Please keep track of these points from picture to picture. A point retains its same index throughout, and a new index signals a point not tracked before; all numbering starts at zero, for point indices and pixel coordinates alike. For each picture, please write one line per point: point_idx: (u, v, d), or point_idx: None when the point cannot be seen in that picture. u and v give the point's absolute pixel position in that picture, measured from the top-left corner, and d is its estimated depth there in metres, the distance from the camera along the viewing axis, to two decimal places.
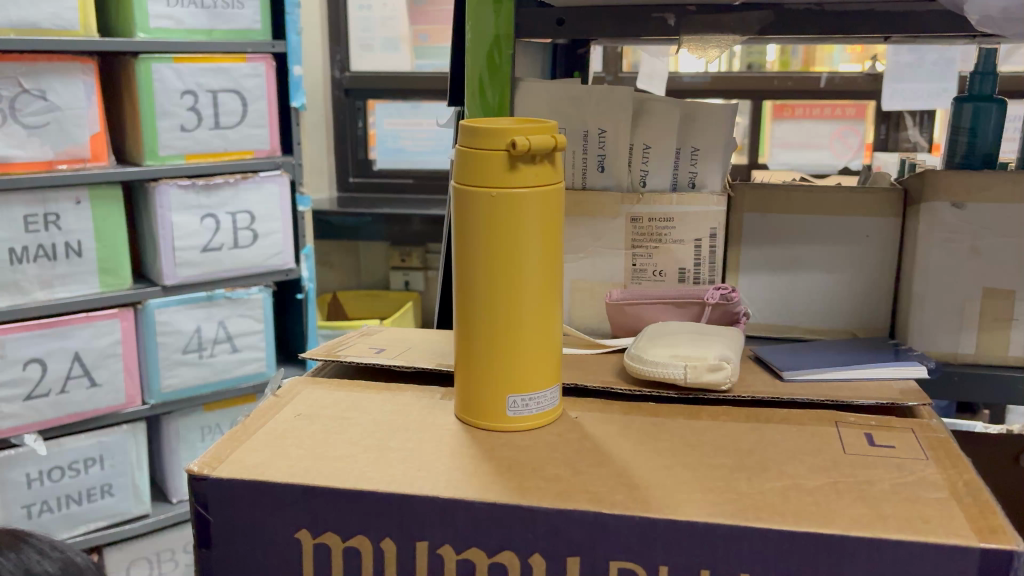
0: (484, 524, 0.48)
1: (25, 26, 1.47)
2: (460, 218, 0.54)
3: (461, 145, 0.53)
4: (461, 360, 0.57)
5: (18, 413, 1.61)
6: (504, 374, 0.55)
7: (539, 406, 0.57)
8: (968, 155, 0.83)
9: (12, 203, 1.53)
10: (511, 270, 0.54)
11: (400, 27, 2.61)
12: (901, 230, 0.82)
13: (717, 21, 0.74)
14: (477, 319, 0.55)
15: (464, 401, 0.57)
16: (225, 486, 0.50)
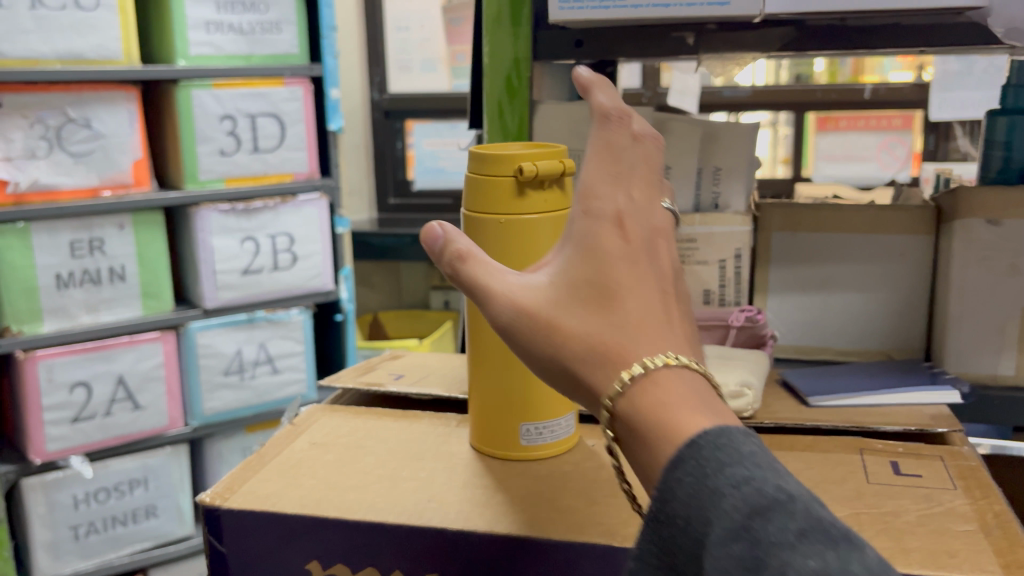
0: (494, 557, 0.47)
1: (71, 57, 1.50)
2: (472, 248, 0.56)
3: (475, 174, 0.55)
4: (475, 390, 0.58)
5: (66, 435, 1.64)
6: (521, 403, 0.56)
7: (554, 434, 0.57)
8: (1003, 170, 0.80)
9: (59, 230, 1.56)
10: None
11: (438, 48, 2.65)
12: (935, 248, 0.81)
13: (739, 39, 0.72)
14: (492, 346, 0.57)
15: (477, 431, 0.58)
16: (238, 517, 0.51)
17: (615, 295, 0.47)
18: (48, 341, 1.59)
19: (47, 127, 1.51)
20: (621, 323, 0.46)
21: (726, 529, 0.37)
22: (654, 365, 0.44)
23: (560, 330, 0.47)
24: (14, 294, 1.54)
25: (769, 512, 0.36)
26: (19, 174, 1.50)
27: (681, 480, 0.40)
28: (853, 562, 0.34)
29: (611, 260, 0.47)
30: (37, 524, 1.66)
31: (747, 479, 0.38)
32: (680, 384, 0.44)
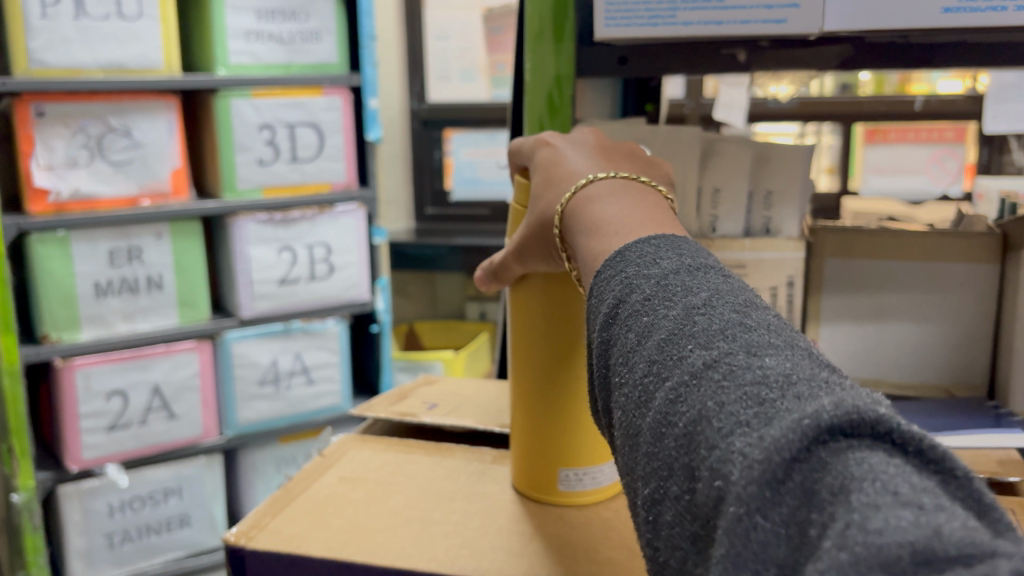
0: None
1: (113, 66, 1.51)
2: (519, 315, 0.61)
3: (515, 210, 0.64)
4: (518, 437, 0.63)
5: (102, 444, 1.64)
6: (564, 451, 0.61)
7: (596, 481, 0.62)
8: None
9: (98, 238, 1.56)
10: (569, 350, 0.60)
11: (477, 57, 2.63)
12: (1000, 276, 0.77)
13: (793, 57, 0.69)
14: (539, 396, 0.61)
15: (518, 473, 0.64)
16: (261, 556, 0.55)
17: (550, 177, 0.57)
18: (85, 349, 1.59)
19: (88, 135, 1.52)
20: (556, 189, 0.56)
21: (602, 329, 0.43)
22: (570, 196, 0.54)
23: (530, 226, 0.58)
24: (53, 302, 1.54)
25: (628, 301, 0.42)
26: (60, 183, 1.50)
27: (592, 305, 0.46)
28: (676, 310, 0.39)
29: (547, 159, 0.59)
30: (73, 532, 1.66)
31: (619, 281, 0.44)
32: (603, 193, 0.53)
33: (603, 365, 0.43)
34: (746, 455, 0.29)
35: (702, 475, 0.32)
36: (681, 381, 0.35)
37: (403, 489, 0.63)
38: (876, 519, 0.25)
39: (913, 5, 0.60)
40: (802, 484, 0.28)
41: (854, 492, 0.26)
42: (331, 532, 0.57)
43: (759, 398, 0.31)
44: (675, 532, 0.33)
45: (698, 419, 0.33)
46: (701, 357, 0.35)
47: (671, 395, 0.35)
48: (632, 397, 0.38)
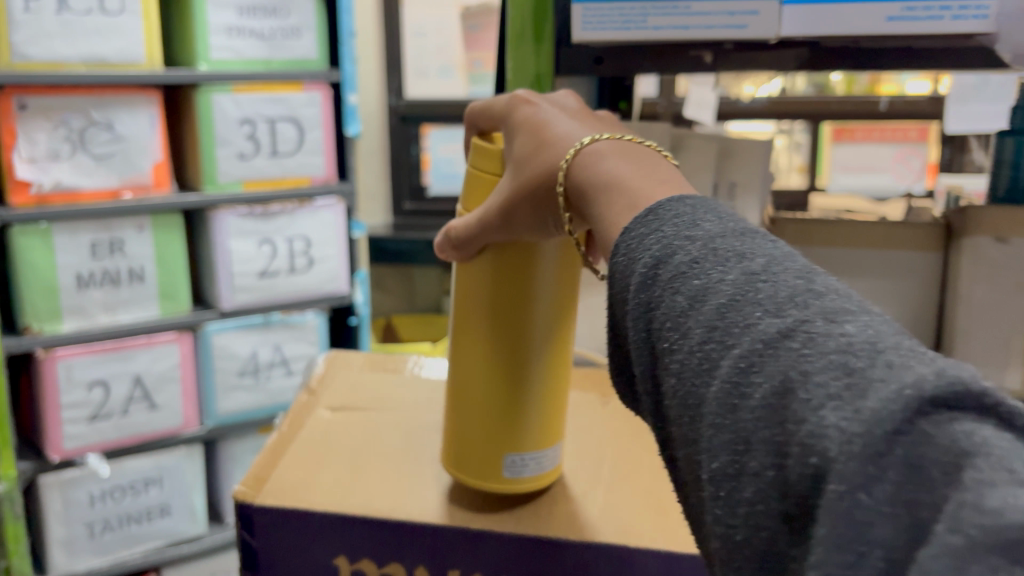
0: (505, 554, 0.58)
1: (94, 60, 1.53)
2: (472, 311, 0.63)
3: (476, 172, 0.63)
4: (455, 429, 0.66)
5: (83, 434, 1.66)
6: (504, 436, 0.63)
7: (537, 466, 0.65)
8: (1011, 190, 0.86)
9: (79, 230, 1.59)
10: (513, 332, 0.62)
11: (455, 54, 2.67)
12: (944, 264, 0.83)
13: (754, 59, 0.73)
14: (479, 377, 0.64)
15: (453, 461, 0.66)
16: (266, 513, 0.61)
17: (542, 138, 0.55)
18: (67, 339, 1.61)
19: (70, 129, 1.53)
20: (550, 150, 0.54)
21: (637, 289, 0.42)
22: (570, 159, 0.52)
23: (524, 189, 0.56)
24: (35, 293, 1.56)
25: (669, 263, 0.41)
26: (42, 175, 1.52)
27: (615, 263, 0.45)
28: (732, 274, 0.38)
29: (534, 121, 0.57)
30: (53, 521, 1.68)
31: (655, 240, 0.42)
32: (611, 152, 0.51)
33: (636, 327, 0.42)
34: (845, 430, 0.30)
35: (793, 450, 0.32)
36: (751, 349, 0.35)
37: (390, 464, 0.68)
38: (994, 498, 0.26)
39: (861, 13, 0.65)
40: (905, 457, 0.29)
41: (967, 469, 0.28)
42: (329, 494, 0.62)
43: (847, 367, 0.32)
44: (755, 506, 0.34)
45: (781, 389, 0.33)
46: (771, 325, 0.35)
47: (741, 363, 0.35)
48: (689, 365, 0.38)
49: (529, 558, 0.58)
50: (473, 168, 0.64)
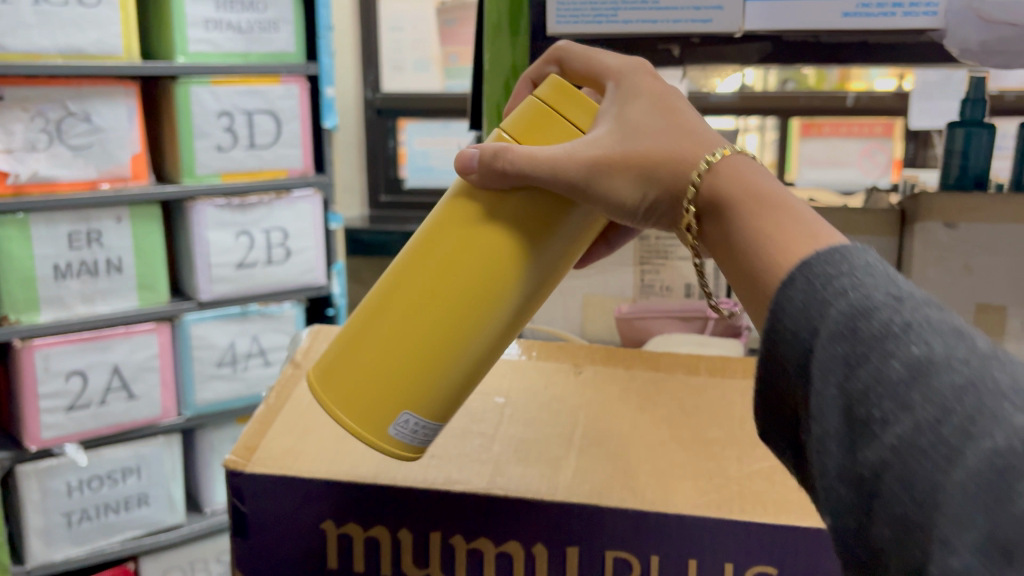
0: (485, 513, 0.61)
1: (72, 52, 1.54)
2: (475, 214, 0.56)
3: (545, 106, 0.57)
4: (354, 343, 0.57)
5: (61, 424, 1.67)
6: (412, 391, 0.56)
7: (419, 440, 0.58)
8: (961, 176, 0.93)
9: (57, 221, 1.59)
10: (476, 274, 0.55)
11: (431, 48, 2.70)
12: (898, 247, 0.94)
13: (720, 53, 0.77)
14: (409, 313, 0.56)
15: (328, 383, 0.57)
16: (255, 479, 0.64)
17: (672, 122, 0.54)
18: (45, 330, 1.62)
19: (47, 120, 1.54)
20: (686, 138, 0.53)
21: (831, 339, 0.39)
22: (719, 157, 0.52)
23: (639, 156, 0.52)
24: (13, 283, 1.57)
25: (874, 313, 0.39)
26: (19, 166, 1.53)
27: (792, 298, 0.43)
28: (958, 357, 0.36)
29: (658, 99, 0.55)
30: (31, 511, 1.69)
31: (851, 292, 0.40)
32: (754, 169, 0.52)
33: (826, 380, 0.39)
34: None
35: None
36: (1001, 439, 0.33)
37: None
38: None
39: (818, 10, 0.69)
40: None
41: None
42: (316, 460, 0.66)
43: None
44: None
45: None
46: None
47: (990, 452, 0.32)
48: (913, 445, 0.35)
49: (507, 519, 0.61)
50: (536, 98, 0.58)
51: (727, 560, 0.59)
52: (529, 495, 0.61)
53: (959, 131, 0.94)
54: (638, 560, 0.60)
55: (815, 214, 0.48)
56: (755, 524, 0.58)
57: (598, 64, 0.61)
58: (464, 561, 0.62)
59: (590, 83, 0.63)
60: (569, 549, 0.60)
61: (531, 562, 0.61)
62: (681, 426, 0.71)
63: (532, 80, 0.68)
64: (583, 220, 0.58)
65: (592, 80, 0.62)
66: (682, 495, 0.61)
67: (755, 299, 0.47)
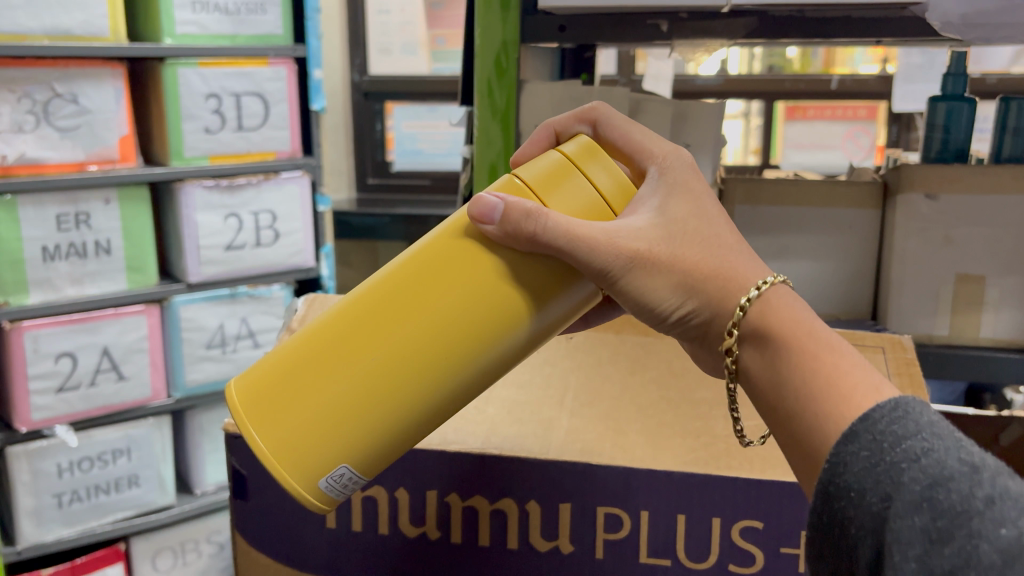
0: (481, 469, 0.63)
1: (58, 32, 1.53)
2: (472, 252, 0.52)
3: (573, 169, 0.55)
4: (301, 361, 0.51)
5: (51, 405, 1.68)
6: (354, 438, 0.51)
7: (342, 491, 0.53)
8: (942, 150, 0.98)
9: (45, 203, 1.59)
10: (461, 329, 0.52)
11: (418, 32, 2.69)
12: (881, 219, 0.98)
13: (708, 27, 0.80)
14: (380, 354, 0.51)
15: (255, 397, 0.52)
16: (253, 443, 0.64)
17: (715, 234, 0.54)
18: (34, 312, 1.62)
19: (34, 102, 1.54)
20: (729, 255, 0.53)
21: (907, 504, 0.39)
22: (769, 283, 0.52)
23: (682, 263, 0.52)
24: (1, 265, 1.57)
25: (952, 482, 0.38)
26: (7, 148, 1.53)
27: (857, 454, 0.43)
28: None
29: (702, 206, 0.55)
30: (21, 492, 1.70)
31: (930, 458, 0.40)
32: (803, 305, 0.52)
33: (904, 551, 0.38)
34: None
35: None
36: None
37: None
38: None
39: None
40: None
41: None
42: None
43: None
44: None
45: None
46: None
47: None
48: None
49: (501, 478, 0.63)
50: (566, 157, 0.56)
51: (715, 515, 0.60)
52: (522, 455, 0.62)
53: (940, 105, 0.97)
54: (629, 515, 0.61)
55: (864, 361, 0.48)
56: (742, 480, 0.60)
57: (640, 144, 0.60)
58: (458, 519, 0.64)
59: (626, 160, 0.62)
60: (562, 506, 0.62)
61: (524, 519, 0.63)
62: (670, 388, 0.72)
63: (556, 131, 0.65)
64: (577, 299, 0.56)
65: (629, 158, 0.61)
66: (670, 454, 0.62)
67: (799, 440, 0.47)
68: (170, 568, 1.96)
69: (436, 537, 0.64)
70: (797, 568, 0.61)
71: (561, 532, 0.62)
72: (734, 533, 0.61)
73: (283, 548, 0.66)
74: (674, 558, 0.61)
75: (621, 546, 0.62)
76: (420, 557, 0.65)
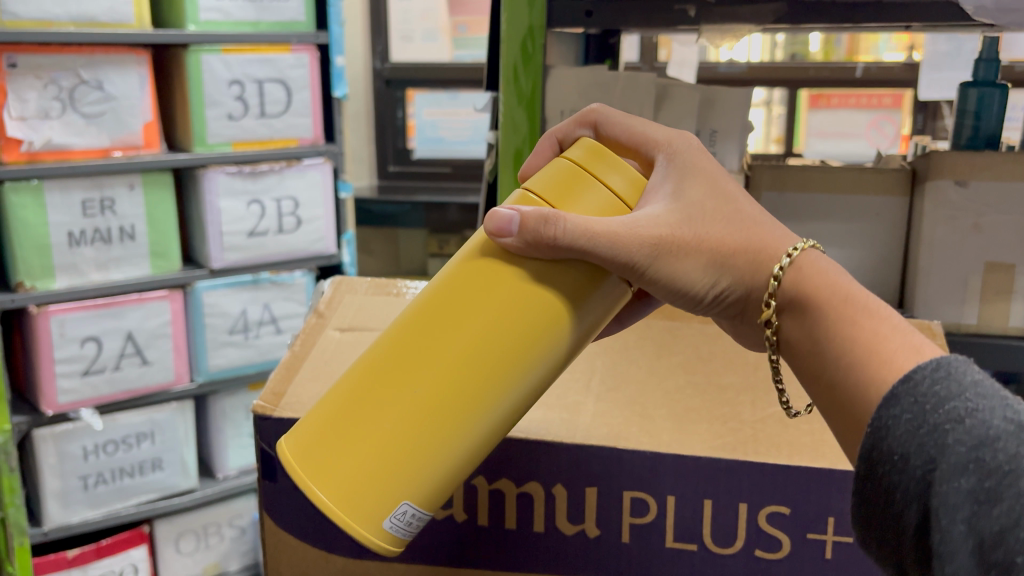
0: (507, 453, 0.63)
1: (84, 19, 1.54)
2: (496, 271, 0.52)
3: (583, 172, 0.54)
4: (345, 409, 0.51)
5: (76, 388, 1.69)
6: (415, 473, 0.50)
7: (410, 528, 0.52)
8: (973, 137, 0.97)
9: (71, 188, 1.60)
10: (498, 348, 0.51)
11: (440, 18, 2.68)
12: (909, 206, 0.97)
13: (735, 13, 0.81)
14: (421, 385, 0.51)
15: (306, 450, 0.51)
16: (283, 425, 0.65)
17: (736, 209, 0.54)
18: (60, 296, 1.64)
19: (60, 88, 1.55)
20: (755, 230, 0.53)
21: (953, 467, 0.39)
22: (799, 250, 0.52)
23: (708, 242, 0.52)
24: (28, 250, 1.58)
25: (999, 443, 0.38)
26: (33, 134, 1.54)
27: (899, 417, 0.42)
28: None
29: (718, 185, 0.55)
30: (48, 474, 1.72)
31: (976, 419, 0.40)
32: (832, 265, 0.53)
33: (952, 515, 0.38)
34: None
35: None
36: None
37: None
38: None
39: None
40: None
41: None
42: None
43: None
44: None
45: None
46: None
47: None
48: None
49: (526, 461, 0.63)
50: (572, 161, 0.55)
51: (742, 500, 0.60)
52: (548, 438, 0.62)
53: (971, 91, 0.96)
54: (654, 500, 0.61)
55: (908, 326, 0.49)
56: (770, 465, 0.60)
57: (642, 134, 0.60)
58: (485, 502, 0.64)
59: (633, 154, 0.61)
60: (589, 490, 0.62)
61: (550, 502, 0.63)
62: (696, 372, 0.72)
63: (559, 141, 0.64)
64: (609, 294, 0.55)
65: (633, 151, 0.61)
66: (697, 439, 0.62)
67: (843, 407, 0.48)
68: (193, 550, 1.98)
69: (463, 519, 0.64)
70: (825, 555, 0.61)
71: (587, 516, 0.63)
72: (761, 519, 0.60)
73: (309, 530, 0.66)
74: (701, 544, 0.61)
75: (647, 531, 0.62)
76: (446, 539, 0.65)
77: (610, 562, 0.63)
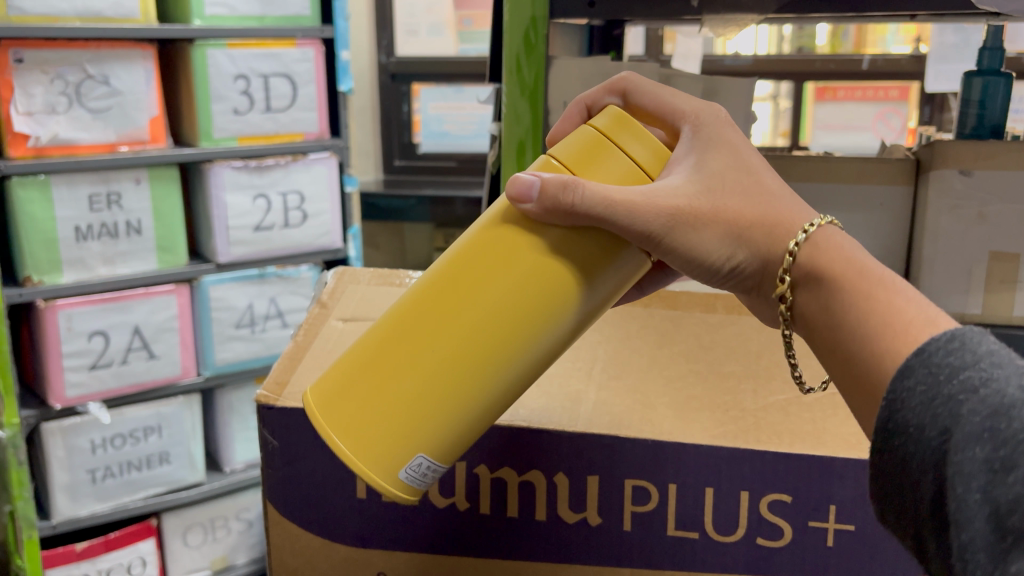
0: (509, 442, 0.63)
1: (90, 15, 1.54)
2: (518, 237, 0.52)
3: (606, 138, 0.55)
4: (367, 362, 0.52)
5: (84, 382, 1.70)
6: (434, 428, 0.52)
7: (426, 480, 0.53)
8: (977, 126, 0.97)
9: (77, 183, 1.61)
10: (516, 313, 0.52)
11: (445, 12, 2.69)
12: (913, 195, 0.97)
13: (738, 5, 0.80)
14: (440, 346, 0.51)
15: (328, 401, 0.53)
16: (285, 414, 0.65)
17: (757, 181, 0.54)
18: (67, 291, 1.64)
19: (67, 83, 1.56)
20: (774, 202, 0.54)
21: (968, 435, 0.39)
22: (817, 225, 0.53)
23: (727, 214, 0.53)
24: (36, 244, 1.59)
25: (1013, 411, 0.38)
26: (40, 128, 1.54)
27: (914, 389, 0.42)
28: None
29: (740, 157, 0.55)
30: (56, 467, 1.72)
31: (991, 385, 0.39)
32: (848, 237, 0.53)
33: (967, 484, 0.38)
34: None
35: None
36: None
37: None
38: None
39: None
40: None
41: None
42: None
43: None
44: None
45: None
46: None
47: None
48: None
49: (529, 449, 0.63)
50: (595, 127, 0.55)
51: (745, 488, 0.61)
52: (551, 428, 0.62)
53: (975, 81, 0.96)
54: (656, 488, 0.62)
55: (919, 294, 0.48)
56: (772, 454, 0.60)
57: (672, 105, 0.60)
58: (486, 490, 0.64)
59: (659, 124, 0.62)
60: (590, 478, 0.62)
61: (552, 491, 0.63)
62: (698, 361, 0.72)
63: (588, 105, 0.65)
64: (627, 268, 0.55)
65: (662, 121, 0.61)
66: (698, 428, 0.62)
67: (858, 379, 0.47)
68: (200, 544, 1.99)
69: (465, 507, 0.65)
70: (825, 543, 0.61)
71: (589, 504, 0.63)
72: (763, 507, 0.61)
73: (313, 519, 0.66)
74: (702, 531, 0.62)
75: (649, 518, 0.62)
76: (448, 529, 0.65)
77: (611, 550, 0.63)
